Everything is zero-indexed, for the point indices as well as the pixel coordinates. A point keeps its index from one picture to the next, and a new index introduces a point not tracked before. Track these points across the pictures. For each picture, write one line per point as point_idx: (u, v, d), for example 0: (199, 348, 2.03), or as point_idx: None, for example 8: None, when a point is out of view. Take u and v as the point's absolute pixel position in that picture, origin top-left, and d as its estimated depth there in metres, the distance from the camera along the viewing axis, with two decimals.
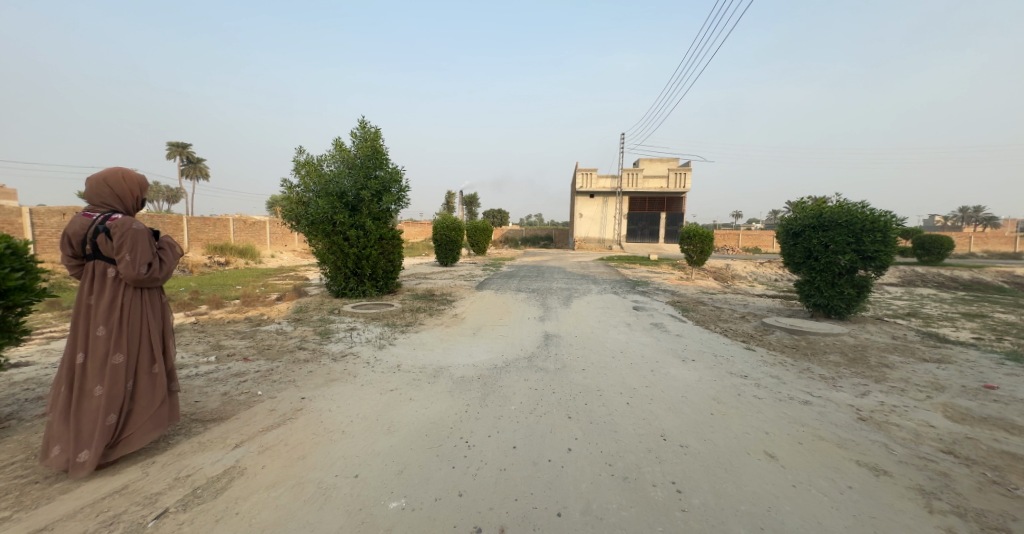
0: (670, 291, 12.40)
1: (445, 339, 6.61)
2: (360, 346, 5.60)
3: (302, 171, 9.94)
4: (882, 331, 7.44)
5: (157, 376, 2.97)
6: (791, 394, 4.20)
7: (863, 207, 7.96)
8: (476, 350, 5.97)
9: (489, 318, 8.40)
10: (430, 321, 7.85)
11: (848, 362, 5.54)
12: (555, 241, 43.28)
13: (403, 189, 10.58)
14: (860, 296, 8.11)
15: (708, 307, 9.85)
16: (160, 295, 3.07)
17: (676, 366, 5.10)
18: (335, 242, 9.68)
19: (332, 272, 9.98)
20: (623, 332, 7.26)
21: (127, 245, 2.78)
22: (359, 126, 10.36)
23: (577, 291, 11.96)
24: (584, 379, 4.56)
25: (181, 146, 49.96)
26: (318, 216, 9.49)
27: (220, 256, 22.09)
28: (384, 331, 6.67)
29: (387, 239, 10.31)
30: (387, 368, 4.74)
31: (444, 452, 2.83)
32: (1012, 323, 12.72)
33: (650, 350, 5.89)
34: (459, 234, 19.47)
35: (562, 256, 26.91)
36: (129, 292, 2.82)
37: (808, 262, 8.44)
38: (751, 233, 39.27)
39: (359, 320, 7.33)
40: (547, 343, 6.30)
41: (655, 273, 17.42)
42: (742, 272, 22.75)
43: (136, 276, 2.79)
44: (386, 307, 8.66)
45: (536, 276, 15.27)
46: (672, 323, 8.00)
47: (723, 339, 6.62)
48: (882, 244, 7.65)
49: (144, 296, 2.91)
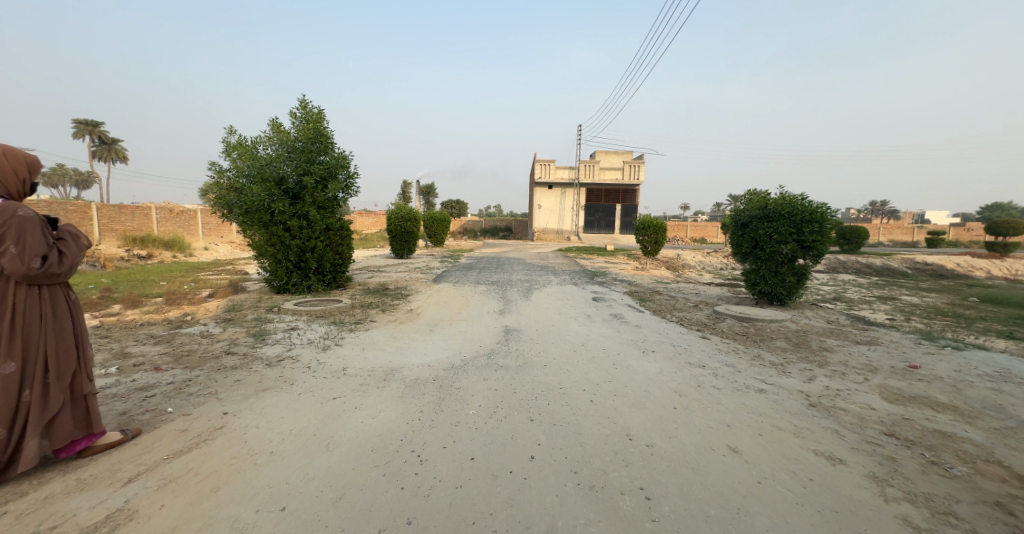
0: (627, 281, 12.61)
1: (398, 337, 6.19)
2: (300, 348, 5.08)
3: (233, 153, 8.97)
4: (818, 316, 7.87)
5: (54, 387, 2.52)
6: (746, 383, 4.24)
7: (803, 198, 8.37)
8: (432, 348, 5.62)
9: (446, 313, 8.03)
10: (381, 317, 7.37)
11: (793, 347, 5.74)
12: (514, 232, 43.21)
13: (351, 175, 9.88)
14: (799, 283, 8.58)
15: (663, 296, 10.04)
16: (64, 292, 2.66)
17: (637, 359, 5.03)
18: (274, 233, 8.85)
19: (271, 265, 9.13)
20: (583, 324, 7.18)
21: (10, 235, 2.34)
22: (299, 105, 9.49)
23: (537, 282, 11.83)
24: (546, 377, 4.38)
25: (92, 123, 44.38)
26: (253, 204, 8.61)
27: (141, 249, 19.92)
28: (330, 330, 6.14)
29: (333, 230, 9.59)
30: (331, 373, 4.30)
31: (392, 470, 2.53)
32: (919, 305, 14.15)
33: (610, 342, 5.82)
34: (414, 225, 18.74)
35: (521, 247, 26.85)
36: (21, 289, 2.42)
37: (754, 252, 8.80)
38: (698, 223, 41.24)
39: (301, 318, 6.72)
40: (507, 338, 6.06)
41: (611, 264, 17.74)
42: (691, 261, 23.82)
43: (25, 272, 2.36)
44: (333, 304, 8.05)
45: (494, 268, 15.01)
46: (631, 313, 8.03)
47: (679, 329, 6.71)
48: (820, 234, 8.09)
49: (41, 294, 2.51)
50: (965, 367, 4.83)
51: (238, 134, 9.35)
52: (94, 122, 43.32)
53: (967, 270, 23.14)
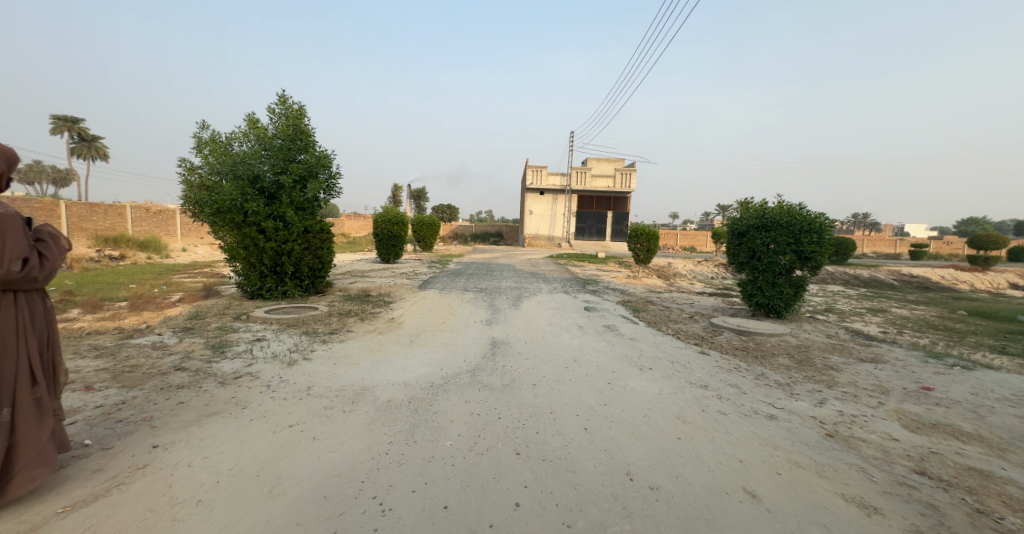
0: (619, 290, 12.24)
1: (375, 350, 5.69)
2: (262, 363, 4.57)
3: (205, 149, 8.42)
4: (818, 330, 7.55)
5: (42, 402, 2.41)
6: (754, 407, 3.85)
7: (801, 208, 8.12)
8: (411, 364, 5.14)
9: (430, 323, 7.54)
10: (359, 327, 6.85)
11: (797, 364, 5.38)
12: (505, 238, 42.86)
13: (332, 176, 9.41)
14: (797, 295, 8.30)
15: (657, 307, 9.67)
16: (41, 301, 2.52)
17: (634, 378, 4.63)
18: (247, 234, 8.29)
19: (244, 269, 8.55)
20: (575, 337, 6.76)
21: None
22: (278, 100, 9.01)
23: (527, 290, 11.39)
24: (535, 399, 3.95)
25: (72, 120, 43.03)
26: (224, 204, 8.04)
27: (114, 249, 19.08)
28: (300, 342, 5.62)
29: (312, 232, 9.07)
30: (292, 394, 3.81)
31: (346, 525, 2.07)
32: (910, 317, 14.03)
33: (604, 358, 5.40)
34: (402, 229, 18.19)
35: (511, 253, 26.41)
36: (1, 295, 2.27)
37: (751, 262, 8.51)
38: (688, 232, 41.33)
39: (270, 328, 6.18)
40: (494, 352, 5.61)
41: (603, 272, 17.40)
42: (682, 270, 23.66)
43: (8, 274, 2.23)
44: (308, 311, 7.51)
45: (484, 274, 14.54)
46: (625, 325, 7.64)
47: (676, 343, 6.33)
48: (818, 245, 7.84)
49: (20, 302, 2.36)
50: (982, 389, 4.49)
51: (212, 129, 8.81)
52: (74, 117, 42.11)
53: (951, 282, 23.35)
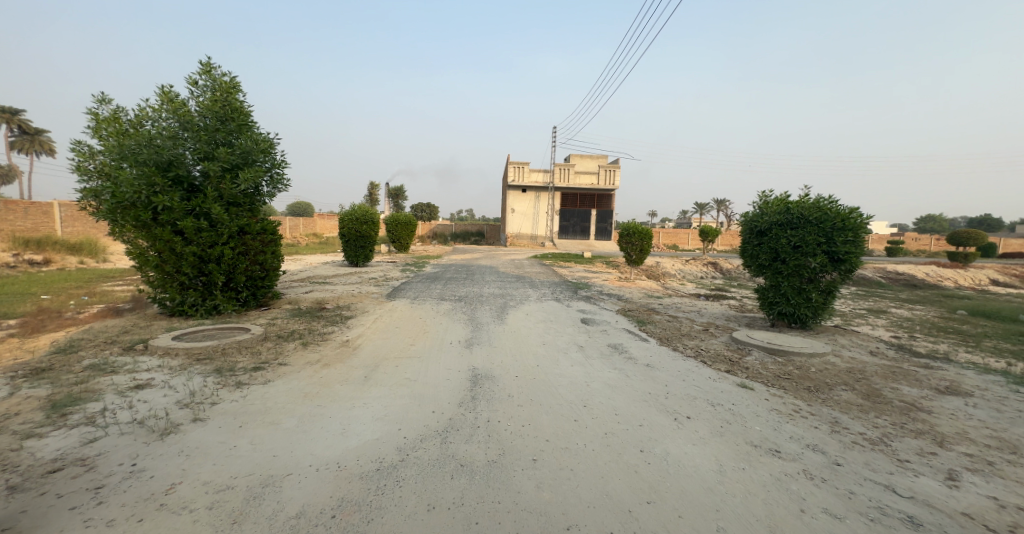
0: (615, 296, 10.96)
1: (310, 395, 4.12)
2: (113, 436, 2.94)
3: (99, 125, 6.55)
4: (857, 347, 6.42)
5: None
6: (872, 499, 2.52)
7: (832, 202, 7.00)
8: (356, 419, 3.65)
9: (394, 347, 5.97)
10: (297, 358, 5.23)
11: (870, 403, 4.14)
12: (485, 237, 41.35)
13: (275, 164, 7.81)
14: (826, 303, 7.17)
15: (662, 317, 8.39)
16: None
17: (673, 440, 3.27)
18: (159, 236, 6.55)
19: (159, 280, 6.81)
20: (577, 364, 5.36)
21: None
22: (201, 68, 7.22)
23: (513, 298, 9.93)
24: (540, 495, 2.51)
25: (13, 111, 38.96)
26: (125, 197, 6.27)
27: (36, 254, 16.74)
28: (200, 388, 3.98)
29: (250, 233, 7.41)
30: (134, 506, 2.26)
31: None
32: (915, 318, 13.35)
33: (623, 401, 4.04)
34: (371, 228, 16.43)
35: (492, 254, 25.07)
36: None
37: (775, 265, 7.32)
38: (670, 230, 40.80)
39: (167, 365, 4.53)
40: (474, 395, 4.15)
41: (593, 274, 16.21)
42: (670, 270, 22.79)
43: None
44: (234, 335, 5.86)
45: (463, 279, 13.06)
46: (634, 345, 6.28)
47: (705, 372, 5.03)
48: (854, 246, 6.71)
49: None
50: None
51: (111, 103, 6.95)
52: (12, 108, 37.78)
53: (936, 279, 23.22)
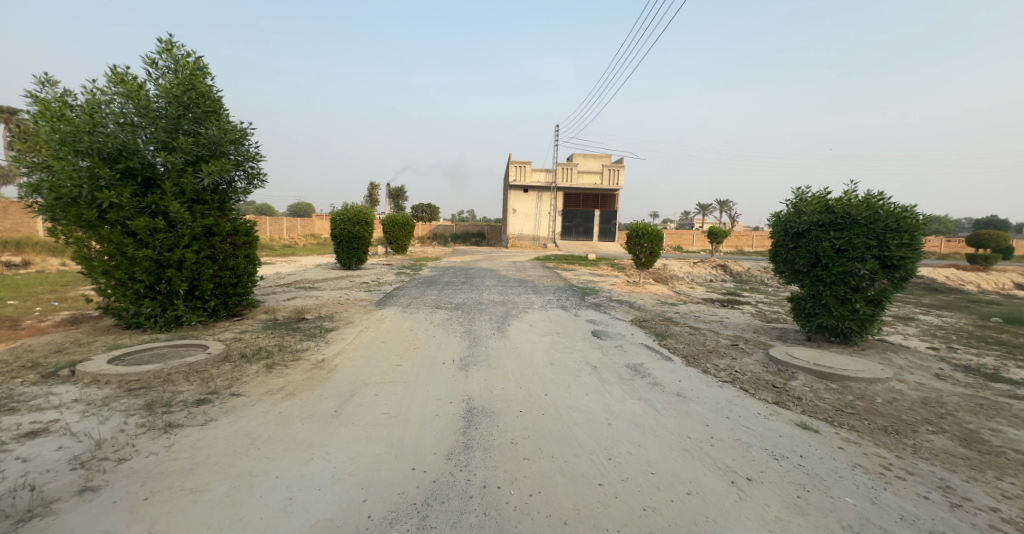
0: (626, 303, 10.06)
1: (257, 442, 3.22)
2: None
3: (38, 108, 5.72)
4: (919, 369, 5.46)
5: None
6: None
7: (883, 200, 6.08)
8: (309, 480, 2.74)
9: (375, 368, 5.06)
10: (255, 385, 4.32)
11: (980, 455, 3.18)
12: (487, 238, 40.51)
13: (247, 157, 6.99)
14: (875, 316, 6.22)
15: (682, 329, 7.47)
16: None
17: (740, 522, 2.35)
18: (108, 237, 5.73)
19: (111, 288, 5.99)
20: (592, 392, 4.45)
21: None
22: (161, 46, 6.39)
23: (515, 306, 9.00)
24: None
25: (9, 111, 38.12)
26: (64, 192, 5.44)
27: (16, 255, 16.04)
28: (112, 436, 3.08)
29: (217, 234, 6.59)
30: None
31: None
32: (950, 327, 12.34)
33: (659, 452, 3.13)
34: (365, 229, 15.59)
35: (493, 255, 24.28)
36: None
37: (814, 272, 6.37)
38: (675, 232, 39.84)
39: (86, 401, 3.64)
40: (467, 443, 3.24)
41: (599, 278, 15.33)
42: (678, 273, 21.88)
43: None
44: (187, 355, 4.98)
45: (462, 283, 12.18)
46: (658, 367, 5.35)
47: (751, 404, 4.11)
48: (911, 249, 5.79)
49: None
50: None
51: (57, 86, 6.14)
52: (7, 108, 36.78)
53: (957, 283, 22.19)
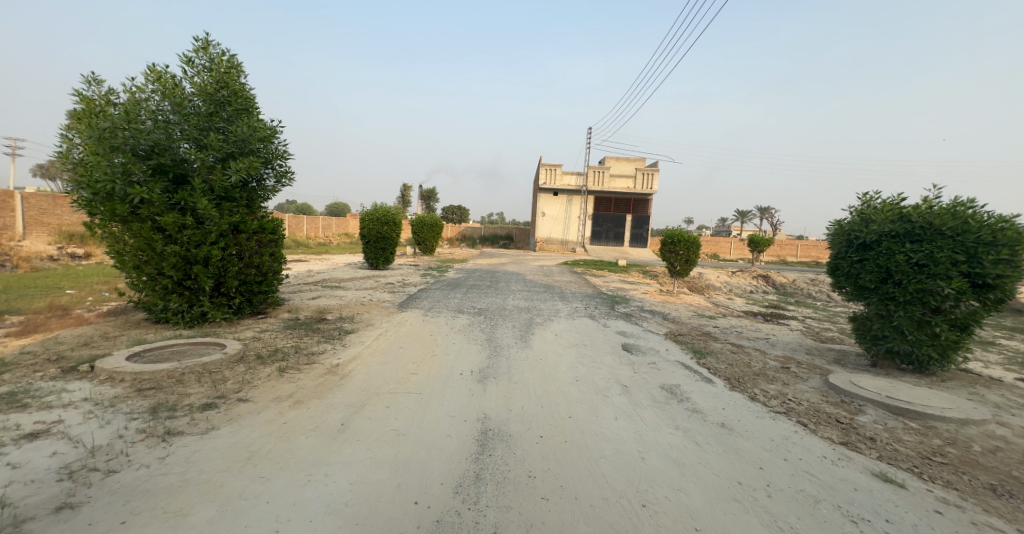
0: (660, 314, 9.42)
1: (255, 458, 2.96)
2: None
3: (82, 106, 5.87)
4: (1017, 408, 4.62)
5: None
6: None
7: (973, 208, 5.25)
8: (301, 509, 2.44)
9: (390, 376, 4.78)
10: (265, 390, 4.13)
11: None
12: (516, 241, 40.26)
13: (276, 155, 6.96)
14: (960, 343, 5.37)
15: (724, 347, 6.81)
16: None
17: None
18: (139, 232, 5.78)
19: (141, 282, 6.05)
20: (624, 417, 3.98)
21: None
22: (198, 46, 6.46)
23: (540, 313, 8.58)
24: None
25: None
26: (99, 187, 5.52)
27: (78, 247, 17.18)
28: (106, 443, 2.91)
29: (244, 231, 6.57)
30: None
31: None
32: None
33: (705, 502, 2.63)
34: (393, 229, 15.62)
35: (521, 259, 23.93)
36: None
37: (885, 289, 5.60)
38: (712, 239, 38.11)
39: (94, 400, 3.54)
40: (479, 474, 2.86)
41: (630, 285, 14.65)
42: (715, 282, 20.72)
43: None
44: (204, 354, 4.88)
45: (487, 287, 11.87)
46: (699, 390, 4.79)
47: (813, 443, 3.52)
48: (1010, 266, 4.94)
49: None
50: None
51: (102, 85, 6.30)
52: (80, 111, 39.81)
53: None
